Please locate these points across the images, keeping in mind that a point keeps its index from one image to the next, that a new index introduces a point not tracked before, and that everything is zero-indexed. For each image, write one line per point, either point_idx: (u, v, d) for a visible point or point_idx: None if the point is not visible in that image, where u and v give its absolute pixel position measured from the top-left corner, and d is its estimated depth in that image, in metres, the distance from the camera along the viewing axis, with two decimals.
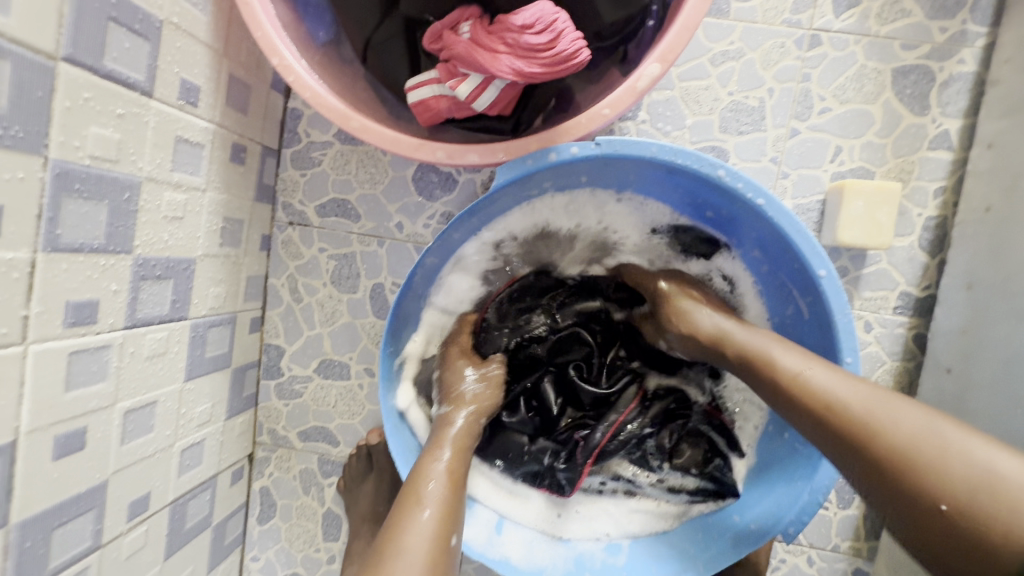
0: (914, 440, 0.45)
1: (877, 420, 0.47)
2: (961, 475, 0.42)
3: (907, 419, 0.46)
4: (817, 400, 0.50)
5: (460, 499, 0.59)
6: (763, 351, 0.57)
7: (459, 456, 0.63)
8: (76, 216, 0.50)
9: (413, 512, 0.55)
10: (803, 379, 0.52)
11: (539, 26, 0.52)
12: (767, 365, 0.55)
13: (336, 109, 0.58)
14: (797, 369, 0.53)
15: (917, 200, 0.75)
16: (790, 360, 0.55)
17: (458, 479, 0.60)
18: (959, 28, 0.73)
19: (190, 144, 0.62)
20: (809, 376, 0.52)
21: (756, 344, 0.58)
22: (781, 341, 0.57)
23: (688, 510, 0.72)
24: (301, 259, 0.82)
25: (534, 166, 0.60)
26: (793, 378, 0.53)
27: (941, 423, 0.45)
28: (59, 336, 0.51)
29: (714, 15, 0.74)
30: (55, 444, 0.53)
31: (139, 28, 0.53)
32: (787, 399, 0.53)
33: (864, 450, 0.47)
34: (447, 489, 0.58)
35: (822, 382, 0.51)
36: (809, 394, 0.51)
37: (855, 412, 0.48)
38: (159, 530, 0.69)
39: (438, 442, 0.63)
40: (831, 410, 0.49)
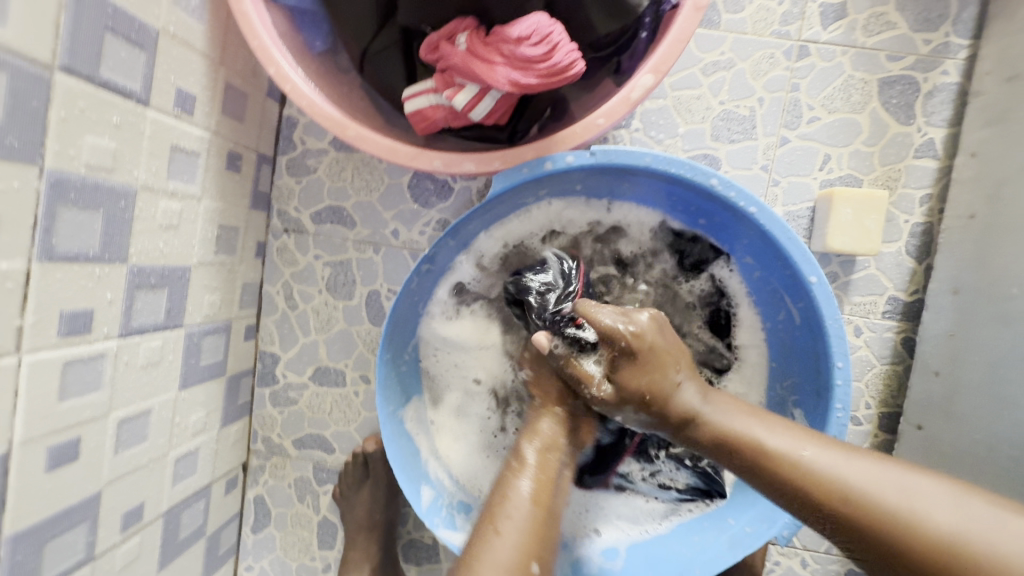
0: (940, 527, 0.44)
1: (872, 496, 0.46)
2: (984, 557, 0.42)
3: (928, 501, 0.45)
4: (822, 489, 0.48)
5: (546, 523, 0.56)
6: (737, 429, 0.54)
7: (544, 469, 0.60)
8: (71, 225, 0.50)
9: (490, 532, 0.54)
10: (802, 464, 0.50)
11: (535, 38, 0.53)
12: (755, 458, 0.52)
13: (333, 118, 0.58)
14: (789, 451, 0.51)
15: (904, 207, 0.77)
16: (779, 441, 0.52)
17: (544, 500, 0.57)
18: (942, 40, 0.74)
19: (186, 152, 0.62)
20: (810, 461, 0.50)
21: (731, 424, 0.55)
22: (760, 419, 0.55)
23: (677, 507, 0.74)
24: (297, 266, 0.82)
25: (529, 175, 0.61)
26: (784, 465, 0.50)
27: (931, 491, 0.46)
28: (53, 346, 0.51)
29: (705, 26, 0.75)
30: (49, 455, 0.52)
31: (136, 37, 0.53)
32: (783, 484, 0.50)
33: (879, 542, 0.46)
34: (531, 511, 0.56)
35: (829, 465, 0.49)
36: (806, 477, 0.49)
37: (864, 506, 0.46)
38: (152, 541, 0.68)
39: (520, 456, 0.61)
40: (834, 495, 0.47)
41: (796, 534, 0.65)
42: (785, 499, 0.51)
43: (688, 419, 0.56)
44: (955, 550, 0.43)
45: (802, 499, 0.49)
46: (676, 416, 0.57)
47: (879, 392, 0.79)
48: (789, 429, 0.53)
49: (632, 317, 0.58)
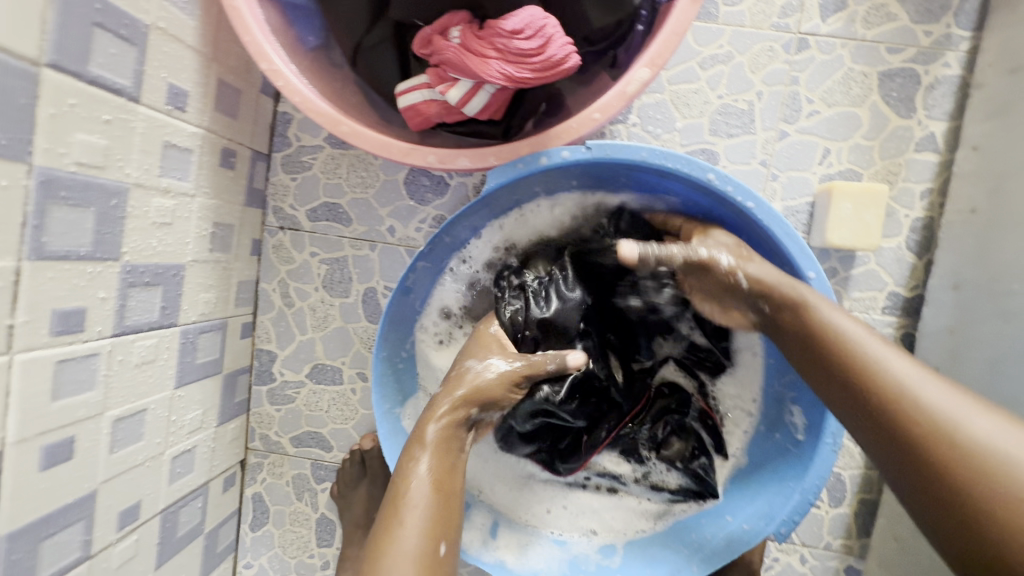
0: (972, 434, 0.45)
1: (909, 387, 0.48)
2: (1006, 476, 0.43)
3: (961, 412, 0.46)
4: (870, 377, 0.50)
5: (452, 503, 0.56)
6: (809, 312, 0.55)
7: (446, 455, 0.57)
8: (62, 223, 0.50)
9: (398, 523, 0.52)
10: (839, 336, 0.52)
11: (528, 32, 0.52)
12: (820, 335, 0.53)
13: (326, 113, 0.58)
14: (827, 320, 0.53)
15: (904, 201, 0.76)
16: (850, 328, 0.53)
17: (445, 483, 0.56)
18: (943, 32, 0.74)
19: (179, 149, 0.62)
20: (867, 350, 0.51)
21: (808, 301, 0.55)
22: (833, 306, 0.55)
23: (669, 509, 0.73)
24: (293, 263, 0.82)
25: (524, 170, 0.60)
26: (819, 326, 0.54)
27: (972, 409, 0.46)
28: (46, 345, 0.50)
29: (703, 19, 0.74)
30: (42, 454, 0.52)
31: (126, 33, 0.53)
32: (835, 367, 0.52)
33: (899, 433, 0.47)
34: (434, 494, 0.55)
35: (865, 346, 0.51)
36: (838, 344, 0.52)
37: (904, 395, 0.48)
38: (149, 539, 0.68)
39: (422, 437, 0.58)
40: (859, 367, 0.50)
41: (794, 530, 0.65)
42: (830, 383, 0.53)
43: (760, 295, 0.58)
44: (970, 456, 0.44)
45: (845, 377, 0.51)
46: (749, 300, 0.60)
47: None
48: (861, 324, 0.53)
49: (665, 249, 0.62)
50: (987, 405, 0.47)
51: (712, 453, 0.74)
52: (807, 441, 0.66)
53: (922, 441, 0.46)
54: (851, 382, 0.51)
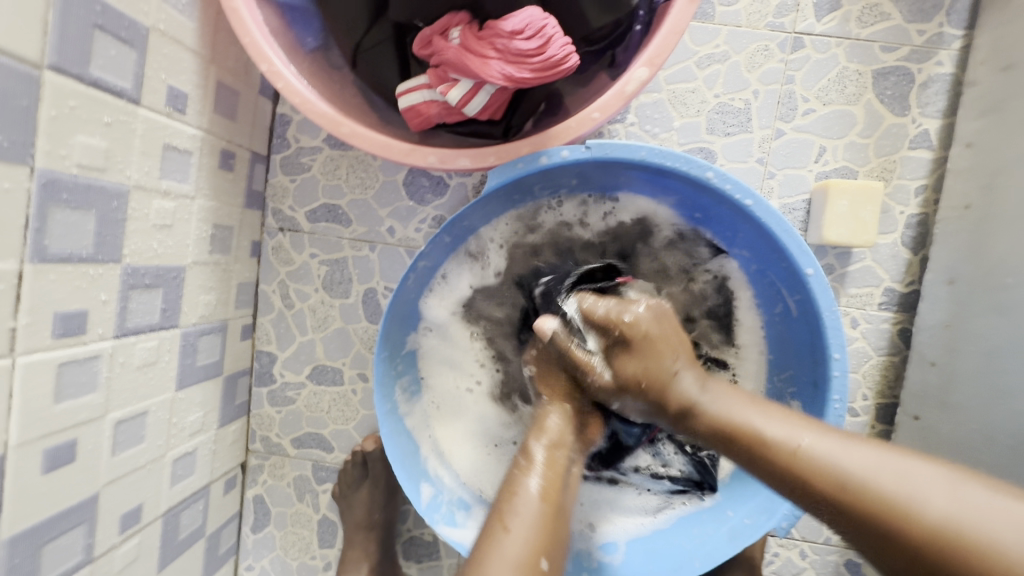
0: (940, 513, 0.39)
1: (899, 497, 0.41)
2: (989, 542, 0.37)
3: (923, 480, 0.41)
4: (825, 484, 0.44)
5: (558, 522, 0.55)
6: (739, 419, 0.51)
7: (553, 468, 0.59)
8: (63, 225, 0.50)
9: (502, 527, 0.53)
10: (801, 453, 0.46)
11: (529, 32, 0.53)
12: (758, 448, 0.48)
13: (326, 114, 0.58)
14: (792, 443, 0.47)
15: (899, 198, 0.77)
16: (765, 422, 0.50)
17: (552, 496, 0.56)
18: (936, 31, 0.74)
19: (179, 151, 0.62)
20: (805, 446, 0.46)
21: (730, 409, 0.52)
22: (755, 404, 0.52)
23: (671, 501, 0.74)
24: (292, 265, 0.82)
25: (524, 170, 0.60)
26: (787, 455, 0.46)
27: (965, 488, 0.40)
28: (48, 347, 0.50)
29: (699, 19, 0.75)
30: (44, 457, 0.52)
31: (125, 35, 0.53)
32: (794, 482, 0.46)
33: (884, 532, 0.41)
34: (541, 505, 0.55)
35: (824, 453, 0.45)
36: (813, 471, 0.45)
37: (862, 486, 0.42)
38: (151, 542, 0.68)
39: (529, 453, 0.60)
40: (842, 491, 0.43)
41: (795, 525, 0.65)
42: (795, 498, 0.46)
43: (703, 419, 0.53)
44: (951, 538, 0.38)
45: (828, 505, 0.44)
46: (676, 406, 0.55)
47: (875, 383, 0.80)
48: (789, 419, 0.49)
49: (630, 306, 0.59)
50: (980, 479, 0.40)
51: (715, 447, 0.75)
52: None
53: (895, 534, 0.40)
54: (807, 488, 0.45)
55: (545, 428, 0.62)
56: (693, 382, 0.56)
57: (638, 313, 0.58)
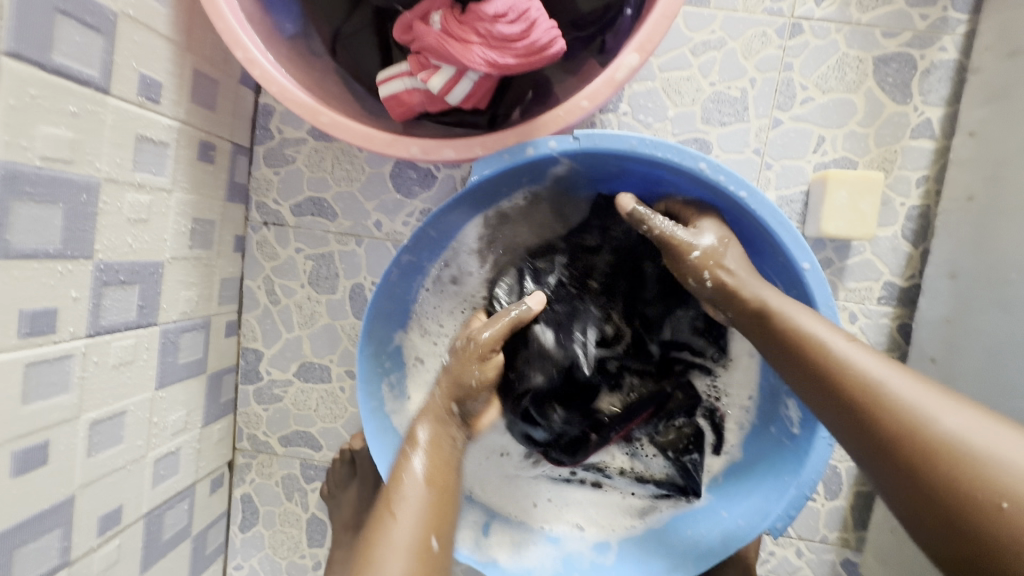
0: (955, 431, 0.41)
1: (925, 412, 0.42)
2: (988, 466, 0.39)
3: (941, 407, 0.42)
4: (856, 383, 0.46)
5: (446, 503, 0.58)
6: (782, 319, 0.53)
7: (437, 451, 0.60)
8: (27, 220, 0.48)
9: (388, 517, 0.55)
10: (842, 359, 0.48)
11: (512, 15, 0.50)
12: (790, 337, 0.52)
13: (305, 103, 0.56)
14: (839, 351, 0.48)
15: (900, 189, 0.74)
16: (798, 318, 0.53)
17: (440, 481, 0.58)
18: (940, 15, 0.72)
19: (154, 143, 0.60)
20: (832, 346, 0.49)
21: (776, 308, 0.54)
22: (814, 315, 0.53)
23: (654, 505, 0.73)
24: (277, 260, 0.80)
25: (511, 162, 0.58)
26: (827, 357, 0.48)
27: (995, 426, 0.41)
28: (14, 347, 0.48)
29: (694, 3, 0.73)
30: (14, 460, 0.51)
31: (92, 21, 0.51)
32: (826, 383, 0.48)
33: (896, 438, 0.43)
34: (425, 490, 0.57)
35: (863, 364, 0.47)
36: (850, 374, 0.47)
37: (885, 394, 0.44)
38: (133, 543, 0.67)
39: (413, 436, 0.61)
40: (869, 396, 0.45)
41: (790, 524, 0.62)
42: (817, 401, 0.49)
43: (755, 310, 0.56)
44: (952, 451, 0.40)
45: (850, 404, 0.46)
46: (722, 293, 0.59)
47: None
48: (830, 325, 0.51)
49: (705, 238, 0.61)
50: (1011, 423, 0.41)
51: (704, 448, 0.73)
52: (801, 436, 0.64)
53: (898, 435, 0.43)
54: (827, 381, 0.48)
55: (434, 412, 0.63)
56: (739, 276, 0.59)
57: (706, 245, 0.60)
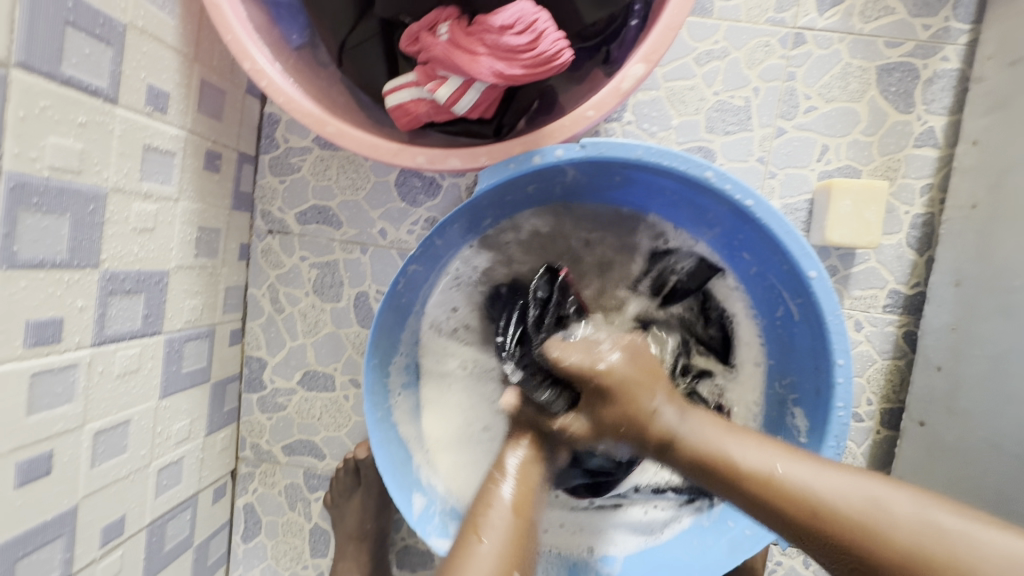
0: (919, 526, 0.43)
1: (871, 518, 0.45)
2: (954, 553, 0.42)
3: (894, 501, 0.45)
4: (805, 507, 0.47)
5: (528, 534, 0.55)
6: (719, 451, 0.52)
7: (526, 479, 0.58)
8: (35, 230, 0.48)
9: (470, 539, 0.53)
10: (776, 475, 0.49)
11: (519, 27, 0.51)
12: (734, 474, 0.50)
13: (311, 113, 0.56)
14: (770, 468, 0.49)
15: (904, 198, 0.75)
16: (723, 440, 0.53)
17: (525, 509, 0.56)
18: (942, 25, 0.72)
19: (160, 152, 0.60)
20: (787, 475, 0.49)
21: (706, 437, 0.53)
22: (734, 432, 0.53)
23: (678, 514, 0.72)
24: (282, 268, 0.80)
25: (517, 170, 0.57)
26: (767, 480, 0.49)
27: (932, 510, 0.44)
28: (20, 357, 0.48)
29: (698, 14, 0.73)
30: (18, 471, 0.50)
31: (100, 32, 0.51)
32: (774, 505, 0.48)
33: (853, 551, 0.45)
34: (510, 519, 0.54)
35: (800, 476, 0.48)
36: (790, 497, 0.48)
37: (843, 512, 0.45)
38: (135, 554, 0.66)
39: (502, 463, 0.59)
40: (818, 516, 0.46)
41: None
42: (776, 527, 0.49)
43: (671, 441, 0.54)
44: (927, 552, 0.42)
45: (798, 527, 0.47)
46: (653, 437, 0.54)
47: (880, 388, 0.77)
48: (757, 441, 0.52)
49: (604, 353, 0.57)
50: (944, 501, 0.45)
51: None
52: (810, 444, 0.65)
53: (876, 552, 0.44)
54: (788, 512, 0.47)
55: (519, 440, 0.60)
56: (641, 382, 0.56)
57: (613, 360, 0.56)
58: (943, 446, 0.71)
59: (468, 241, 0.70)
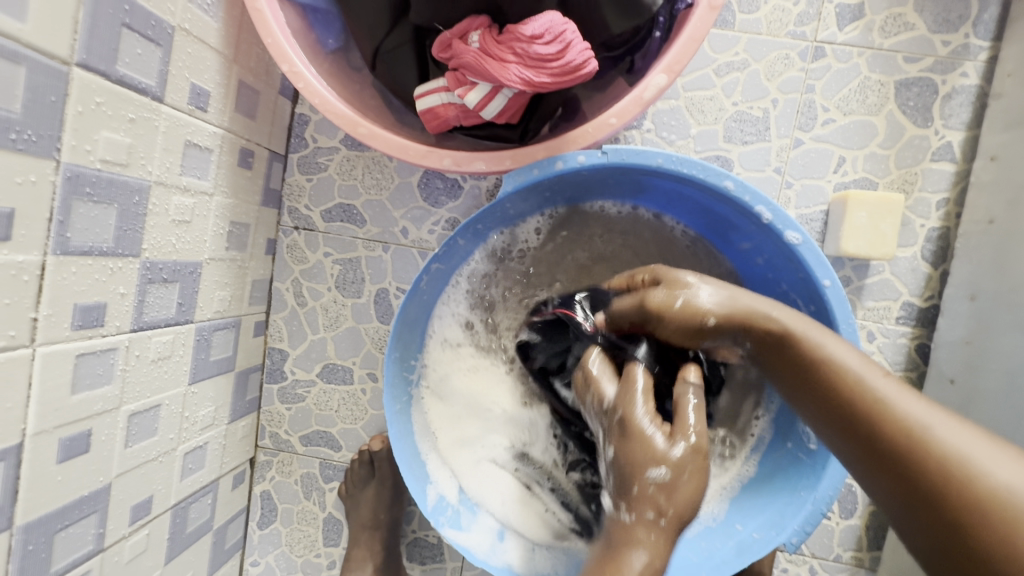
0: (999, 482, 0.39)
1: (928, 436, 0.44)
2: (1000, 492, 0.39)
3: (979, 454, 0.41)
4: (864, 402, 0.48)
5: None
6: (813, 343, 0.52)
7: None
8: (85, 219, 0.51)
9: None
10: (852, 375, 0.49)
11: (548, 37, 0.53)
12: (836, 380, 0.50)
13: (344, 115, 0.59)
14: (852, 368, 0.50)
15: (920, 211, 0.75)
16: (853, 362, 0.50)
17: None
18: (962, 41, 0.73)
19: (199, 148, 0.63)
20: (861, 376, 0.49)
21: (804, 329, 0.54)
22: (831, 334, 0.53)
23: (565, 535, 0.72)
24: (306, 263, 0.82)
25: (540, 175, 0.60)
26: (837, 374, 0.50)
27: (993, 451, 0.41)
28: (67, 338, 0.51)
29: (719, 26, 0.75)
30: (60, 446, 0.53)
31: (152, 34, 0.54)
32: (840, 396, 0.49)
33: (900, 453, 0.44)
34: None
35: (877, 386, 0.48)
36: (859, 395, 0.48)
37: (918, 435, 0.44)
38: (160, 534, 0.69)
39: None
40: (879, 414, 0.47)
41: (806, 541, 0.64)
42: (819, 409, 0.51)
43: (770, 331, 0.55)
44: (958, 470, 0.41)
45: (852, 411, 0.48)
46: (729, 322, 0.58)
47: None
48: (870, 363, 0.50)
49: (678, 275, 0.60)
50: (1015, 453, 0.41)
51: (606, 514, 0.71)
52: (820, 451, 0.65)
53: (931, 478, 0.42)
54: (863, 422, 0.48)
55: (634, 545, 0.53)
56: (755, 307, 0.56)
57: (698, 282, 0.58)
58: None
59: (493, 236, 0.72)
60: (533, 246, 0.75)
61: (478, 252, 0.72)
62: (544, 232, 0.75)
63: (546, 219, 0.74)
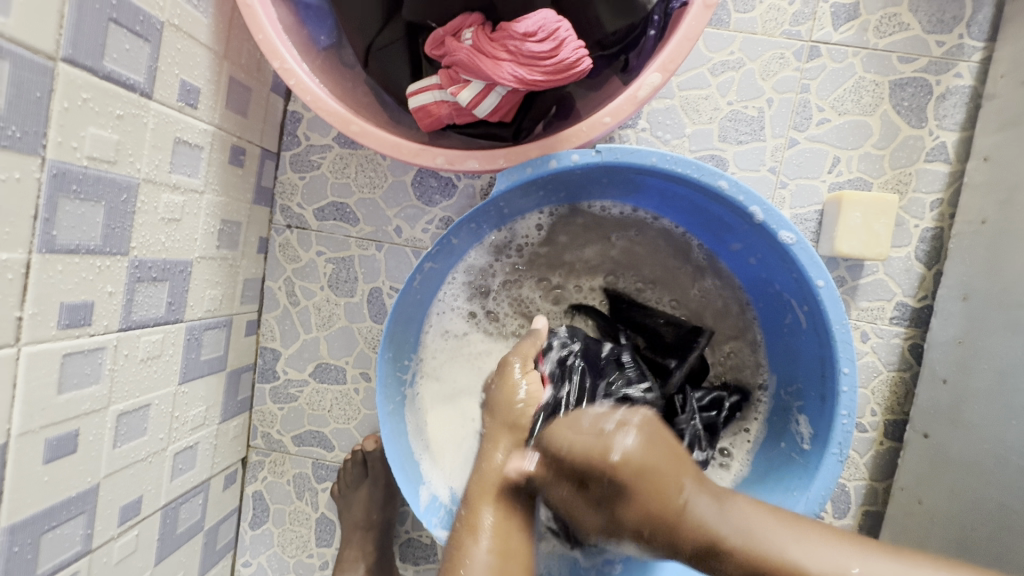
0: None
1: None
2: None
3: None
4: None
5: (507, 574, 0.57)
6: (752, 540, 0.48)
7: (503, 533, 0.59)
8: (72, 216, 0.50)
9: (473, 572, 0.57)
10: (787, 555, 0.47)
11: (541, 35, 0.53)
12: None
13: (336, 113, 0.58)
14: (775, 542, 0.48)
15: (913, 211, 0.75)
16: (796, 546, 0.48)
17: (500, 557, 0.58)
18: (956, 42, 0.73)
19: (189, 146, 0.62)
20: (800, 559, 0.47)
21: (721, 524, 0.49)
22: (741, 501, 0.52)
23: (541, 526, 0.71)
24: (299, 262, 0.82)
25: (534, 174, 0.59)
26: (773, 560, 0.47)
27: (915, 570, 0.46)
28: (53, 337, 0.51)
29: (714, 25, 0.74)
30: (46, 447, 0.52)
31: (140, 29, 0.53)
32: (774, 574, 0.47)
33: None
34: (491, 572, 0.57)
35: (813, 561, 0.47)
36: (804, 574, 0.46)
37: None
38: (150, 535, 0.68)
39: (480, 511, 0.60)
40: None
41: None
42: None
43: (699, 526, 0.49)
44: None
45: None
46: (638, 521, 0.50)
47: (885, 399, 0.78)
48: (803, 530, 0.49)
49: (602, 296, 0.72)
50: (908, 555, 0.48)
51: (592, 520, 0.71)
52: (812, 451, 0.65)
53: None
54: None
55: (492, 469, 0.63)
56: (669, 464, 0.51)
57: (628, 446, 0.50)
58: (946, 457, 0.71)
59: (489, 234, 0.72)
60: (533, 244, 0.75)
61: (474, 250, 0.73)
62: (545, 229, 0.75)
63: (546, 216, 0.74)
